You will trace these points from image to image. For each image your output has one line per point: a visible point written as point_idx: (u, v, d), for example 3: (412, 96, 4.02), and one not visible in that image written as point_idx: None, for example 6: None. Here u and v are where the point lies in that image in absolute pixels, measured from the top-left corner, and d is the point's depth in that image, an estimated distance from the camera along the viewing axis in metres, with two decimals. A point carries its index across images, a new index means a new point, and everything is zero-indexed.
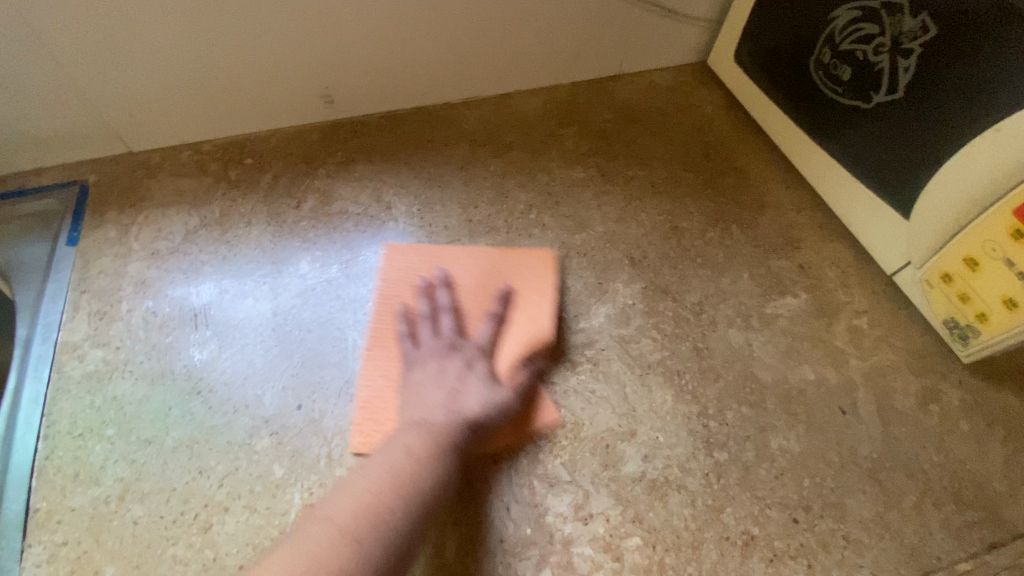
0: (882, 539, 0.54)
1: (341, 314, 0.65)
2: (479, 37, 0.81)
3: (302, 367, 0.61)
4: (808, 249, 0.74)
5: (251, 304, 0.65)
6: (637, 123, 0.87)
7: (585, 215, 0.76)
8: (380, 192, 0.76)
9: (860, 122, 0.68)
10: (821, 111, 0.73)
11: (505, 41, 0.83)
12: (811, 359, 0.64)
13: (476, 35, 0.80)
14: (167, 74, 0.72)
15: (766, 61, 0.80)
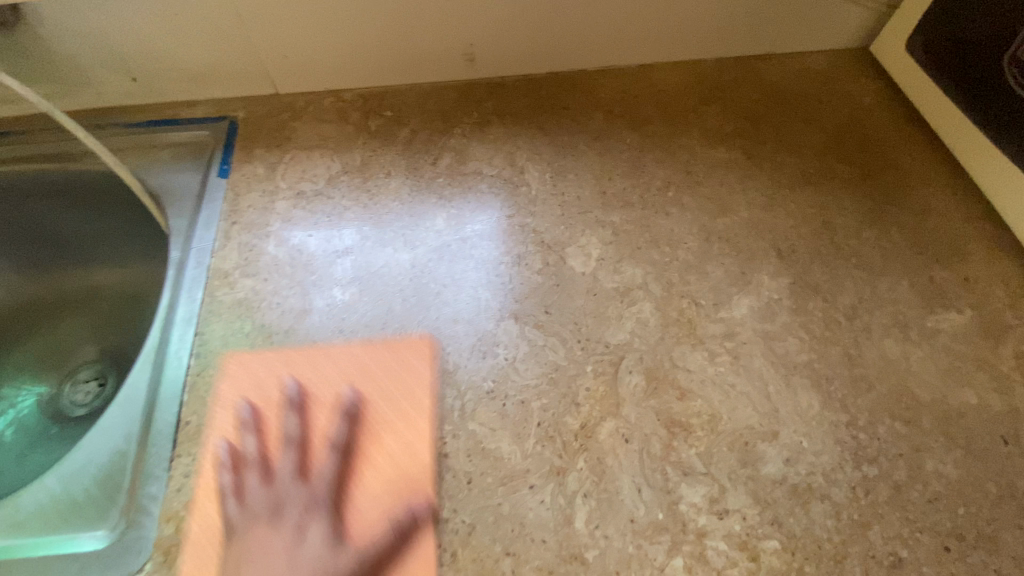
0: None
1: (474, 270, 0.65)
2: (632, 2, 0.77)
3: (434, 316, 0.61)
4: (975, 262, 0.67)
5: (387, 252, 0.65)
6: (787, 108, 0.81)
7: (728, 200, 0.72)
8: (515, 156, 0.75)
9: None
10: (1007, 113, 0.66)
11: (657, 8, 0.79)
12: (974, 383, 0.59)
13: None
14: (324, 17, 0.73)
15: (941, 55, 0.73)
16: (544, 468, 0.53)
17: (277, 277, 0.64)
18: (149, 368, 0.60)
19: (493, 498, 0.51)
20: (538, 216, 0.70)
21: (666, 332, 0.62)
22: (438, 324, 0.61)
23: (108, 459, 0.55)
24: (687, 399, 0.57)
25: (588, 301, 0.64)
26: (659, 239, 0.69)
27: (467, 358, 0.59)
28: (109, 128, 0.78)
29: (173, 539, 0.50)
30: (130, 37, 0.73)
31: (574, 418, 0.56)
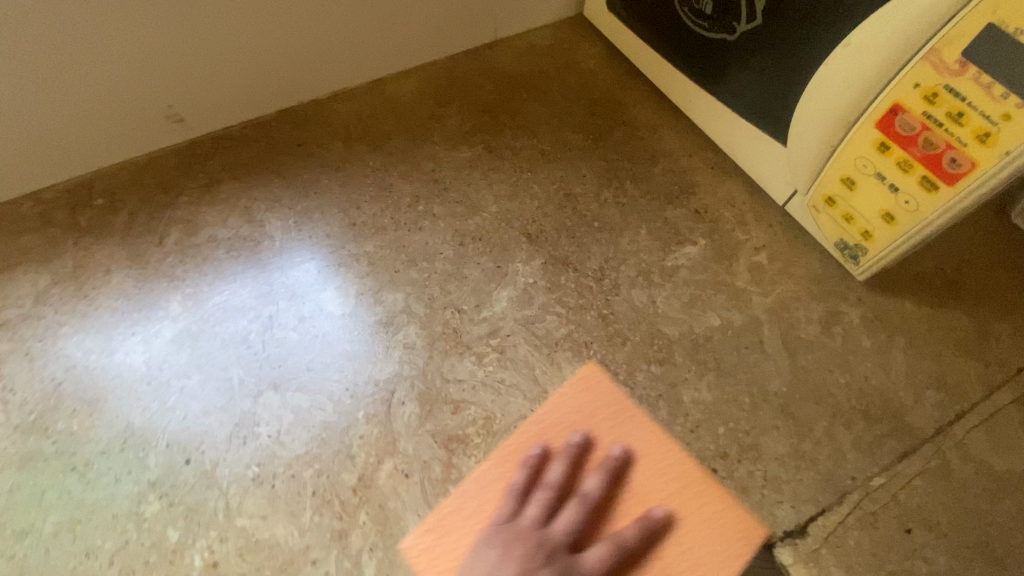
0: (741, 536, 0.48)
1: (222, 353, 0.61)
2: (324, 18, 0.73)
3: (183, 416, 0.58)
4: (702, 192, 0.73)
5: (120, 358, 0.61)
6: (520, 92, 0.83)
7: (477, 197, 0.72)
8: (251, 210, 0.71)
9: (734, 56, 0.64)
10: (696, 52, 0.70)
11: (356, 20, 0.75)
12: (713, 305, 0.65)
13: (319, 14, 0.72)
14: None
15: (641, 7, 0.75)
16: (326, 536, 0.51)
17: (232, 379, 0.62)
18: None
19: None
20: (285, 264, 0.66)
21: (434, 350, 0.61)
22: (188, 424, 0.57)
23: None
24: (462, 410, 0.57)
25: (350, 344, 0.61)
26: (416, 256, 0.67)
27: (226, 448, 0.56)
28: None
29: None
30: None
31: (350, 473, 0.54)
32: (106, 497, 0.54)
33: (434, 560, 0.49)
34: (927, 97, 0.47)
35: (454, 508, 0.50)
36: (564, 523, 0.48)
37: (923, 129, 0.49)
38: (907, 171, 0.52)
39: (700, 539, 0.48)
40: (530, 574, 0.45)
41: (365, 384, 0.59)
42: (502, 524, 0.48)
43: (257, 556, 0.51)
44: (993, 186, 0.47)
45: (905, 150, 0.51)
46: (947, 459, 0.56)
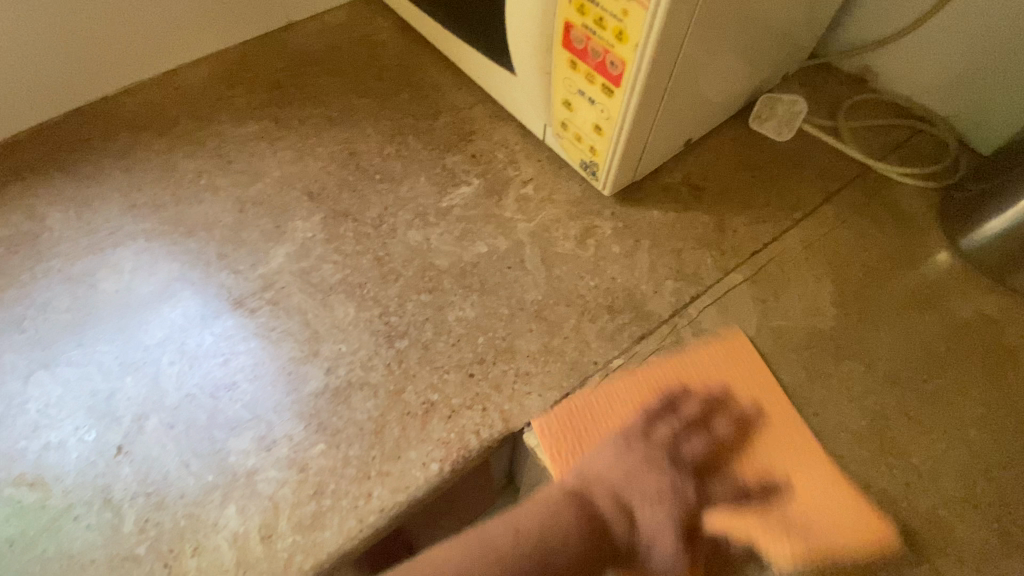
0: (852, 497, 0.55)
1: None
2: (89, 16, 0.74)
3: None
4: (478, 138, 0.79)
5: None
6: (312, 66, 0.86)
7: (261, 166, 0.75)
8: (31, 207, 0.72)
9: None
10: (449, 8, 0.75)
11: (125, 13, 0.76)
12: (482, 236, 0.70)
13: (80, 8, 0.73)
14: None
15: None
16: (88, 492, 0.53)
17: None
18: None
19: (35, 549, 0.51)
20: (62, 253, 0.68)
21: (208, 310, 0.63)
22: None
23: None
24: (232, 360, 0.60)
25: (124, 316, 0.63)
26: (194, 227, 0.69)
27: None
28: None
29: None
30: None
31: (116, 432, 0.56)
32: None
33: (577, 438, 0.56)
34: (578, 10, 0.53)
35: (582, 407, 0.57)
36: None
37: (587, 40, 0.55)
38: (592, 81, 0.58)
39: (827, 507, 0.54)
40: (651, 464, 0.53)
41: (137, 351, 0.60)
42: (638, 431, 0.55)
43: (16, 522, 0.52)
44: (645, 80, 0.54)
45: (585, 63, 0.57)
46: (682, 336, 0.62)
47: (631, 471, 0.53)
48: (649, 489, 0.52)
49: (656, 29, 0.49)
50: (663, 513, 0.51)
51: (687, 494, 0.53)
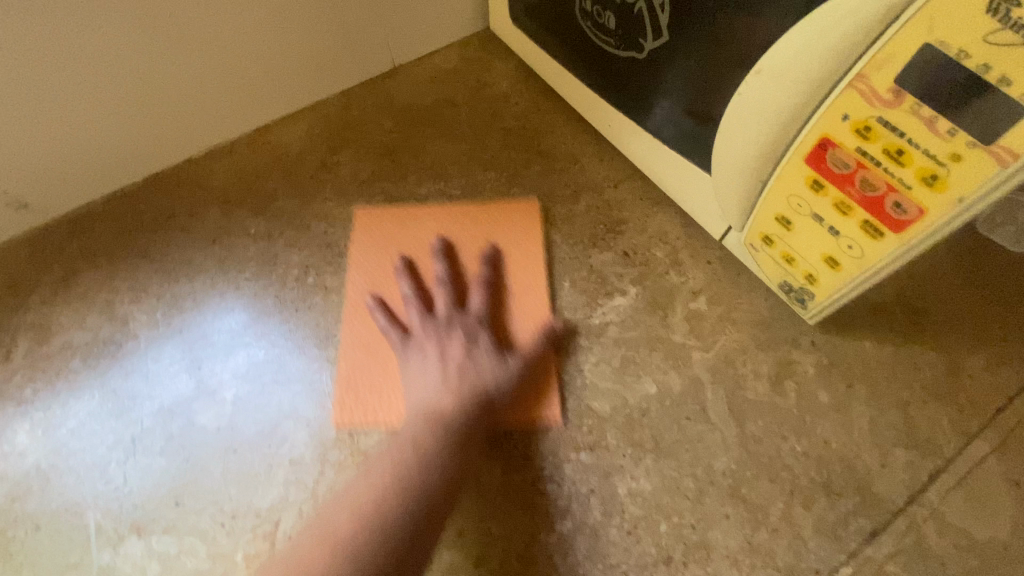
0: None
1: (77, 494, 0.52)
2: (182, 74, 0.62)
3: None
4: (631, 230, 0.64)
5: None
6: (424, 129, 0.73)
7: (376, 262, 0.63)
8: (113, 303, 0.61)
9: (656, 67, 0.52)
10: (614, 72, 0.59)
11: (218, 68, 0.64)
12: (649, 368, 0.56)
13: (170, 66, 0.61)
14: None
15: (551, 19, 0.64)
16: None
17: (63, 536, 0.51)
18: None
19: None
20: (152, 373, 0.57)
21: (325, 463, 0.53)
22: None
23: None
24: None
25: (229, 467, 0.52)
26: (303, 343, 0.58)
27: None
28: None
29: None
30: None
31: None
32: None
33: None
34: (859, 130, 0.39)
35: None
36: (482, 335, 0.54)
37: (859, 168, 0.40)
38: (846, 213, 0.43)
39: None
40: None
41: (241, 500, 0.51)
42: None
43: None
44: (943, 234, 0.40)
45: (841, 190, 0.43)
46: (922, 534, 0.49)
47: (461, 391, 0.50)
48: None
49: (1006, 186, 0.35)
50: (457, 420, 0.49)
51: (439, 398, 0.50)
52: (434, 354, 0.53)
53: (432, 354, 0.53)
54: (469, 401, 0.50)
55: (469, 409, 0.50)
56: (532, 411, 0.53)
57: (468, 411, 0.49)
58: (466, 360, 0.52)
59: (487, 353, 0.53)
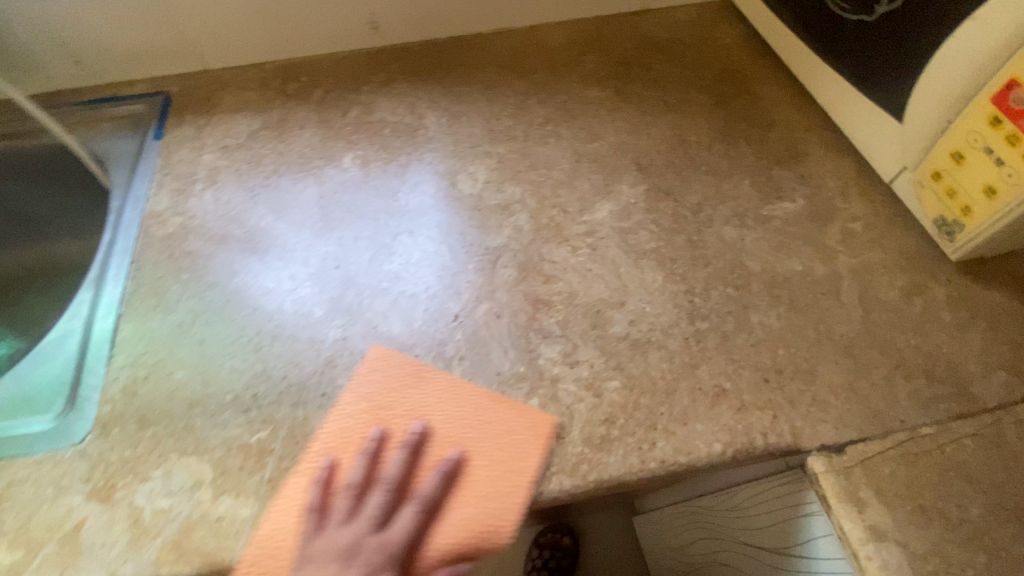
0: None
1: (380, 212, 0.74)
2: None
3: (365, 257, 0.70)
4: (811, 162, 0.77)
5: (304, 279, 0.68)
6: (657, 53, 0.91)
7: (599, 128, 0.81)
8: (414, 106, 0.85)
9: (878, 23, 0.65)
10: (838, 32, 0.73)
11: None
12: (799, 253, 0.69)
13: None
14: (254, 12, 0.85)
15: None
16: (428, 341, 0.63)
17: (365, 222, 0.73)
18: (90, 290, 0.68)
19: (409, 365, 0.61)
20: (409, 144, 0.81)
21: (538, 235, 0.70)
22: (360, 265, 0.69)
23: (69, 360, 0.63)
24: (551, 282, 0.66)
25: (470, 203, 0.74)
26: (536, 163, 0.77)
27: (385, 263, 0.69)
28: (63, 107, 0.86)
29: (108, 414, 0.59)
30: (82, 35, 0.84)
31: (456, 303, 0.65)
32: (321, 320, 0.65)
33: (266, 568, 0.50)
34: None
35: None
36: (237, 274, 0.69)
37: None
38: (1015, 145, 0.55)
39: None
40: None
41: (406, 280, 0.68)
42: None
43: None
44: None
45: (1016, 124, 0.55)
46: (1004, 431, 0.57)
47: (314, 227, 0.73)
48: None
49: None
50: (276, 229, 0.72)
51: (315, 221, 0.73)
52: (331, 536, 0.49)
53: (279, 260, 0.70)
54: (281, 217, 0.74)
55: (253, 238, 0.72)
56: (382, 216, 0.73)
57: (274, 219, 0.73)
58: (352, 548, 0.48)
59: (362, 530, 0.49)
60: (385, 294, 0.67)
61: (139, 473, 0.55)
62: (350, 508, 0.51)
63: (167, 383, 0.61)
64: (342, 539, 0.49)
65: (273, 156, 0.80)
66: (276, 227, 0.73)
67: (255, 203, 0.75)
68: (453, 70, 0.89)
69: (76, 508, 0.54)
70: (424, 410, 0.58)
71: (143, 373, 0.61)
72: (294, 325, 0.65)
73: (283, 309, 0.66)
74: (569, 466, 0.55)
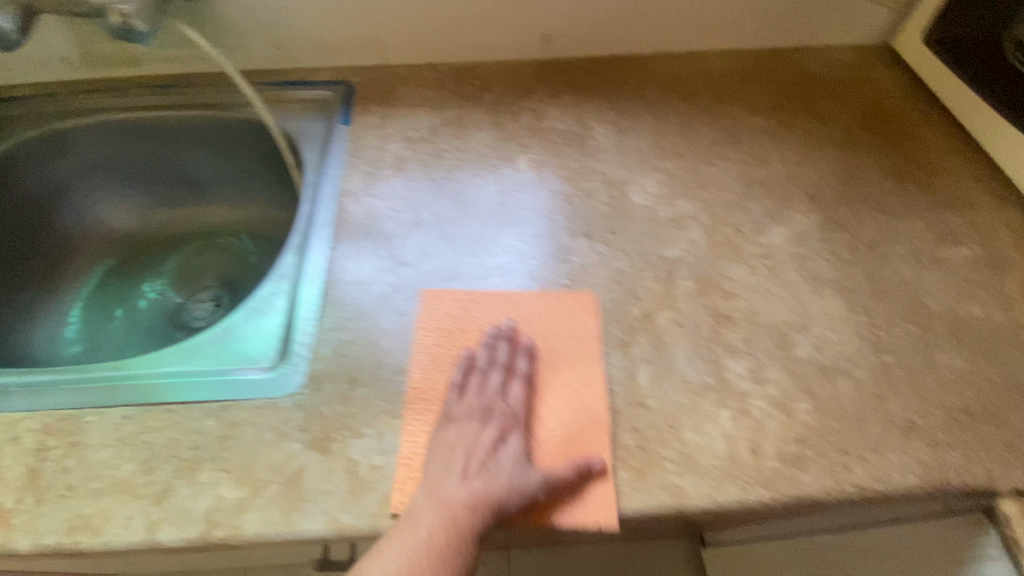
0: None
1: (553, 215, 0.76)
2: (688, 11, 0.94)
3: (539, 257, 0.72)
4: (983, 211, 0.78)
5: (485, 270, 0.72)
6: (816, 90, 0.93)
7: (767, 155, 0.83)
8: (582, 117, 0.88)
9: None
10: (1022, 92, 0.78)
11: (705, 13, 0.94)
12: (980, 299, 0.69)
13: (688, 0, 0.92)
14: (443, 16, 0.91)
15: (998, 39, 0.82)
16: (613, 339, 0.64)
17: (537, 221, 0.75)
18: (296, 257, 0.73)
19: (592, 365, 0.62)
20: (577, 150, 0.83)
21: (715, 251, 0.72)
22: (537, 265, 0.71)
23: (279, 319, 0.68)
24: (733, 298, 0.68)
25: (644, 213, 0.75)
26: (707, 181, 0.79)
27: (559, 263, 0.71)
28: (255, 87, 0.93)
29: (323, 371, 0.63)
30: (287, 23, 0.89)
31: (636, 307, 0.67)
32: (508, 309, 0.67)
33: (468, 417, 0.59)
34: None
35: None
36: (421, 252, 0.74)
37: None
38: None
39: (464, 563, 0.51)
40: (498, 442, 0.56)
41: (584, 280, 0.69)
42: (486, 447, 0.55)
43: (572, 376, 0.62)
44: None
45: None
46: None
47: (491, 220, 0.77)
48: (464, 431, 0.57)
49: None
50: (457, 216, 0.77)
51: (492, 214, 0.77)
52: (454, 432, 0.57)
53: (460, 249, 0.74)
54: (460, 206, 0.78)
55: (437, 222, 0.77)
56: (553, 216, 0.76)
57: (455, 205, 0.79)
58: (488, 411, 0.58)
59: (516, 449, 0.56)
60: (564, 293, 0.68)
61: (354, 429, 0.59)
62: (479, 386, 0.60)
63: (372, 349, 0.65)
64: (502, 446, 0.55)
65: (453, 152, 0.84)
66: (454, 216, 0.78)
67: (438, 188, 0.80)
68: (618, 86, 0.92)
69: (296, 454, 0.58)
70: (615, 408, 0.60)
71: (349, 338, 0.66)
72: (481, 309, 0.68)
73: (473, 295, 0.69)
74: (765, 479, 0.56)
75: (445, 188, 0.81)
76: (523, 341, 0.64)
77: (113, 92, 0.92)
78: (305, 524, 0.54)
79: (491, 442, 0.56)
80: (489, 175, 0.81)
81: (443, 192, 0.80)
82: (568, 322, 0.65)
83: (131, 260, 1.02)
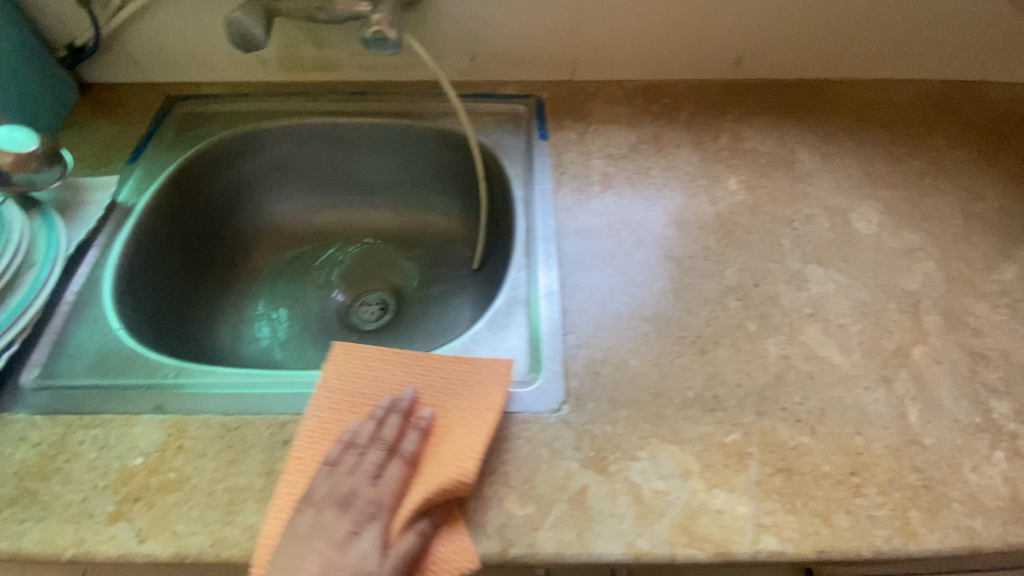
0: None
1: (781, 241, 0.75)
2: (883, 40, 0.93)
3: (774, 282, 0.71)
4: None
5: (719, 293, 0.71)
6: (1011, 124, 0.92)
7: (979, 189, 0.82)
8: (783, 139, 0.88)
9: None
10: None
11: (900, 42, 0.94)
12: None
13: (886, 29, 0.92)
14: (642, 35, 0.91)
15: None
16: (873, 374, 0.64)
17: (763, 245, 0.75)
18: (525, 272, 0.74)
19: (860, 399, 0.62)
20: (788, 175, 0.83)
21: (952, 286, 0.71)
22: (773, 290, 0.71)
23: (521, 335, 0.69)
24: (982, 336, 0.67)
25: (872, 243, 0.75)
26: (926, 213, 0.79)
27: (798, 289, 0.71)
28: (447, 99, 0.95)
29: (580, 389, 0.63)
30: (489, 35, 0.90)
31: (889, 340, 0.66)
32: (758, 335, 0.67)
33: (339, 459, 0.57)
34: None
35: None
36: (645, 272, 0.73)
37: None
38: None
39: None
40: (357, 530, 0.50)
41: (829, 309, 0.69)
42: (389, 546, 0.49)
43: (841, 407, 0.61)
44: None
45: None
46: None
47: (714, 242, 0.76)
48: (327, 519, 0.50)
49: None
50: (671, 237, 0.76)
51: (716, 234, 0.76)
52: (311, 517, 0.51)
53: (688, 269, 0.73)
54: (669, 227, 0.77)
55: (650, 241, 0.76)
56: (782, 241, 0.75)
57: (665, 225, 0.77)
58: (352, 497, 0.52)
59: (372, 540, 0.49)
60: (812, 322, 0.68)
61: (627, 451, 0.58)
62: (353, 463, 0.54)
63: (625, 369, 0.65)
64: (355, 540, 0.49)
65: (659, 170, 0.84)
66: (668, 236, 0.76)
67: (631, 208, 0.79)
68: (811, 111, 0.92)
69: (576, 473, 0.57)
70: (891, 444, 0.59)
71: (602, 356, 0.65)
72: (729, 334, 0.67)
73: (718, 317, 0.68)
74: None
75: (643, 209, 0.79)
76: (421, 416, 0.59)
77: (308, 96, 0.94)
78: (602, 547, 0.53)
79: (344, 535, 0.49)
80: (701, 195, 0.81)
81: (641, 212, 0.79)
82: (474, 397, 0.60)
83: (295, 259, 1.01)
